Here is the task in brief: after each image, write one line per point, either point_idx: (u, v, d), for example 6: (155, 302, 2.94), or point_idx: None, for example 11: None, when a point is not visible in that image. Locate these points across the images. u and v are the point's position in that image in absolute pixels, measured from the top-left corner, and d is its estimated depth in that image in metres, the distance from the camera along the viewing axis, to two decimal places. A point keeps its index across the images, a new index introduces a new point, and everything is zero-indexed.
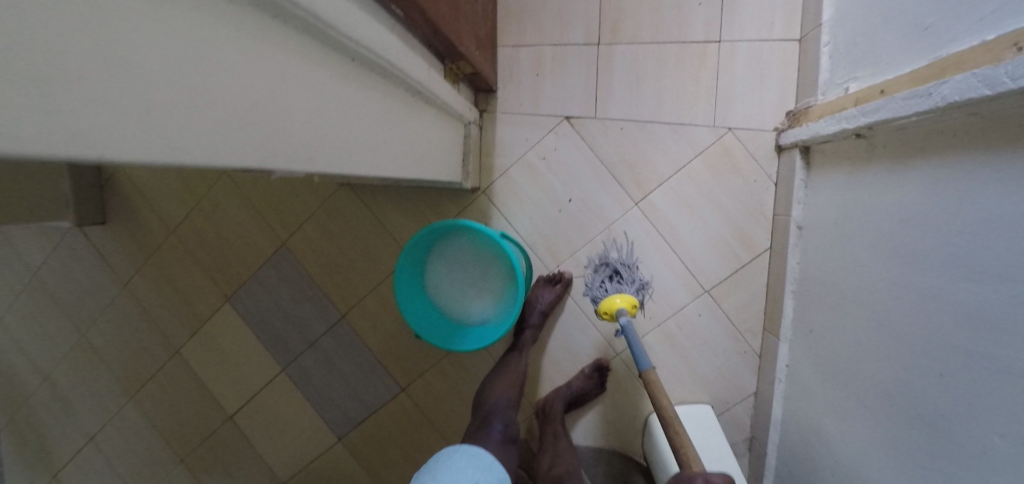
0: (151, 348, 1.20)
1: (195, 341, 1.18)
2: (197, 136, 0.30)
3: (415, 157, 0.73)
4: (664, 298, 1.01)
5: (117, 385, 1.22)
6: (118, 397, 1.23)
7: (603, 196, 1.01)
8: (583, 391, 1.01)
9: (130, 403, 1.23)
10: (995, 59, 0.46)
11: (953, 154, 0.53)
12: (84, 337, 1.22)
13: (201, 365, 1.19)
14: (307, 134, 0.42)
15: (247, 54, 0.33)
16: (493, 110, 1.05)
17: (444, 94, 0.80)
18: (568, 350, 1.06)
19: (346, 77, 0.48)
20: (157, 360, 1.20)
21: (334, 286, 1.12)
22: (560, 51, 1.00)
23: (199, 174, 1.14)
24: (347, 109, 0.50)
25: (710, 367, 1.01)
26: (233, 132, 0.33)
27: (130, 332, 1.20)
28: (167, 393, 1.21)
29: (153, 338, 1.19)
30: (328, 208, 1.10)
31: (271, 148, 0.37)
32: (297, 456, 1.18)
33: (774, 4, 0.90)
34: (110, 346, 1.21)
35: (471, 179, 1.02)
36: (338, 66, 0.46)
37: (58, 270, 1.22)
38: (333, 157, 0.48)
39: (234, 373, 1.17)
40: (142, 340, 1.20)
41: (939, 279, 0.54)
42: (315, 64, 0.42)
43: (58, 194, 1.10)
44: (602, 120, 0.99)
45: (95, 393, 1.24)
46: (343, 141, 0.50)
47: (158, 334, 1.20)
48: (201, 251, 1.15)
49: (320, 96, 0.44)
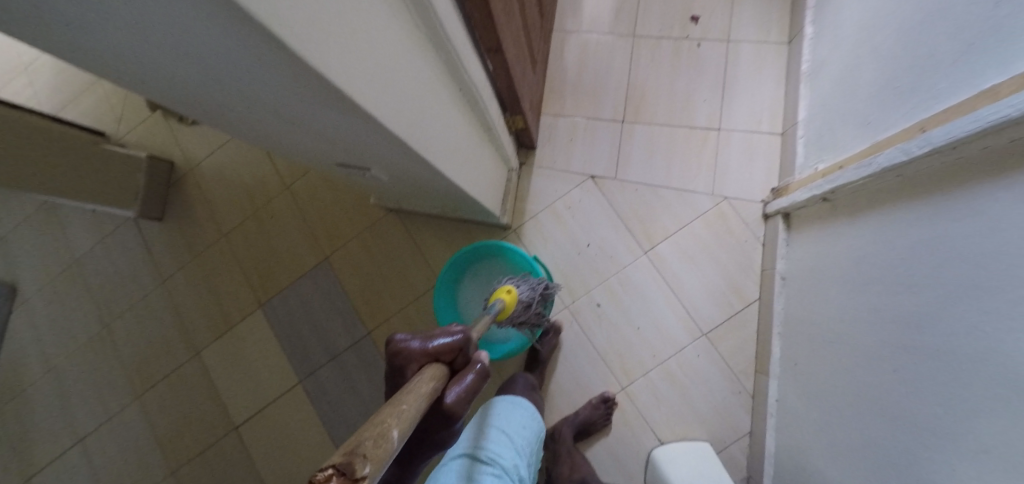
0: (175, 346, 1.26)
1: (218, 343, 1.24)
2: (367, 90, 0.41)
3: (473, 181, 0.88)
4: (666, 337, 1.12)
5: (129, 380, 1.26)
6: (127, 392, 1.26)
7: (617, 243, 1.16)
8: (591, 420, 1.08)
9: (136, 401, 1.26)
10: (910, 137, 0.65)
11: (891, 205, 0.69)
12: (107, 330, 1.29)
13: (218, 368, 1.24)
14: (412, 121, 0.55)
15: (395, 49, 0.46)
16: (531, 163, 1.23)
17: (502, 138, 0.99)
18: (578, 381, 1.14)
19: (437, 90, 0.62)
20: (176, 359, 1.25)
21: (365, 303, 1.20)
22: (591, 123, 1.22)
23: (262, 190, 1.28)
24: (436, 114, 0.63)
25: (707, 406, 1.09)
26: (382, 98, 0.45)
27: (157, 329, 1.27)
28: (177, 393, 1.24)
29: (178, 337, 1.26)
30: (374, 231, 1.22)
31: (394, 120, 0.49)
32: (293, 474, 1.17)
33: (763, 107, 1.15)
34: (131, 342, 1.27)
35: (507, 217, 1.17)
36: (435, 80, 0.60)
37: (102, 262, 1.31)
38: (423, 148, 0.60)
39: (250, 379, 1.22)
40: (168, 337, 1.26)
41: (889, 296, 0.67)
42: (423, 72, 0.56)
43: (132, 188, 1.23)
44: (621, 180, 1.18)
45: (104, 387, 1.27)
46: (430, 141, 0.63)
47: (184, 333, 1.26)
48: (246, 258, 1.26)
49: (420, 98, 0.57)
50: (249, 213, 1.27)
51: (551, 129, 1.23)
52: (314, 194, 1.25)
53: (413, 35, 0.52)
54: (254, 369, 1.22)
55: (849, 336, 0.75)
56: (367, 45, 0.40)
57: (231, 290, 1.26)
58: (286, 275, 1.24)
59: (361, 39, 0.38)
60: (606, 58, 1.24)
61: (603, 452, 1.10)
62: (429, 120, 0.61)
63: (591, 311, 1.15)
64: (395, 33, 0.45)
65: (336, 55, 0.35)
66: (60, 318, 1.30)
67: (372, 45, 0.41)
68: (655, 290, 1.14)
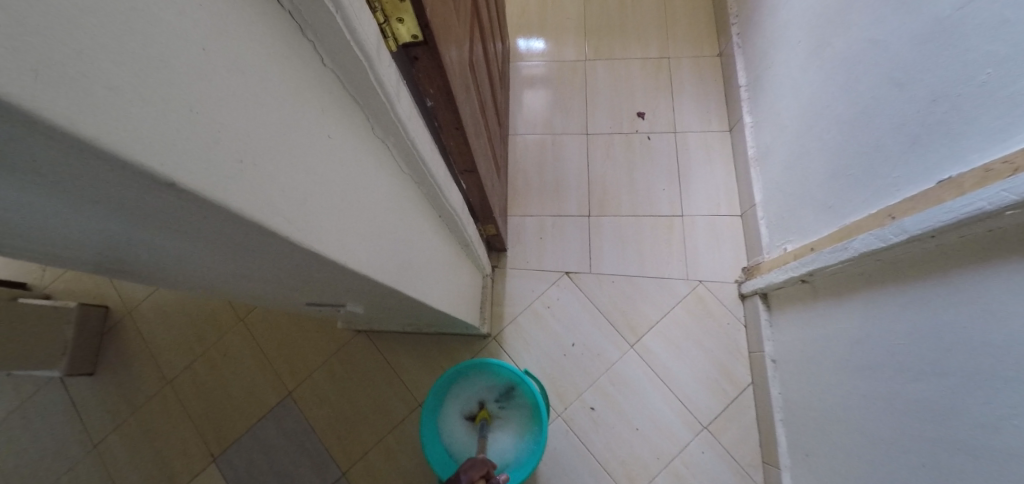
0: None
1: None
2: (327, 251, 0.36)
3: (449, 300, 0.82)
4: (667, 435, 1.05)
5: None
6: None
7: (602, 340, 1.12)
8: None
9: None
10: (881, 224, 0.65)
11: (874, 288, 0.69)
12: None
13: None
14: (384, 261, 0.49)
15: (359, 192, 0.42)
16: (504, 265, 1.20)
17: (476, 247, 0.97)
18: None
19: (407, 219, 0.58)
20: None
21: (336, 439, 1.08)
22: (559, 220, 1.22)
23: (214, 324, 1.18)
24: (408, 244, 0.58)
25: None
26: (345, 253, 0.39)
27: None
28: None
29: None
30: (342, 355, 1.14)
31: (363, 267, 0.44)
32: None
33: (719, 191, 1.20)
34: None
35: (485, 325, 1.12)
36: (404, 210, 0.56)
37: (18, 430, 1.12)
38: (400, 283, 0.55)
39: None
40: None
41: (894, 384, 0.64)
42: (391, 208, 0.51)
43: (61, 341, 1.09)
44: (596, 274, 1.17)
45: None
46: (407, 273, 0.57)
47: None
48: (197, 404, 1.12)
49: (392, 234, 0.52)
50: (200, 353, 1.16)
51: (520, 229, 1.23)
52: (274, 325, 1.16)
53: (383, 172, 0.49)
54: None
55: (860, 425, 0.71)
56: (325, 204, 0.36)
57: (177, 445, 1.10)
58: (243, 418, 1.10)
59: (316, 203, 0.34)
60: (564, 157, 1.29)
61: None
62: (400, 252, 0.56)
63: (585, 416, 1.07)
64: (358, 178, 0.41)
65: (293, 227, 0.30)
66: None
67: (332, 204, 0.37)
68: (648, 385, 1.08)
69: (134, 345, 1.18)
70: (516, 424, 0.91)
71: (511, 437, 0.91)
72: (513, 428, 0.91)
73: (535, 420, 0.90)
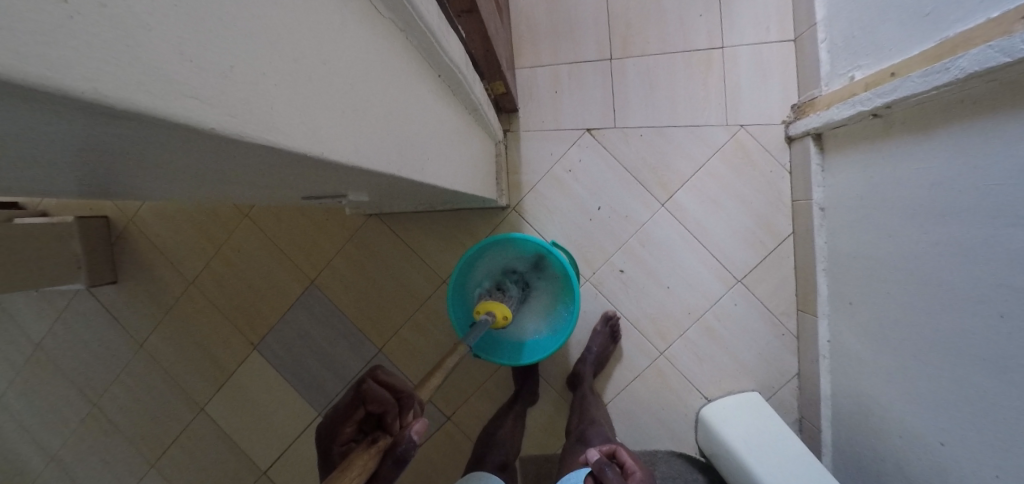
0: (172, 408, 1.13)
1: (220, 396, 1.12)
2: (308, 133, 0.27)
3: (461, 172, 0.73)
4: (699, 290, 1.03)
5: (134, 452, 1.15)
6: (136, 466, 1.15)
7: (630, 201, 1.04)
8: (603, 350, 1.01)
9: (151, 471, 1.15)
10: (1007, 32, 0.54)
11: (978, 118, 0.59)
12: (96, 406, 1.15)
13: (226, 420, 1.12)
14: (382, 141, 0.40)
15: (338, 53, 0.31)
16: (516, 128, 1.07)
17: (484, 104, 0.83)
18: (613, 355, 1.05)
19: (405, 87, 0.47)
20: (179, 420, 1.13)
21: (367, 320, 1.09)
22: (576, 67, 1.05)
23: (218, 221, 1.12)
24: (408, 116, 0.48)
25: (752, 354, 1.02)
26: (335, 133, 0.30)
27: (148, 395, 1.14)
28: (192, 454, 1.13)
29: (173, 398, 1.13)
30: (358, 240, 1.09)
31: (361, 155, 0.35)
32: None
33: (769, 11, 0.98)
34: (123, 412, 1.15)
35: (503, 197, 1.04)
36: (399, 72, 0.45)
37: (64, 337, 1.16)
38: (402, 166, 0.46)
39: (264, 424, 1.11)
40: (162, 402, 1.14)
41: (985, 230, 0.58)
42: (383, 69, 0.40)
43: (71, 255, 1.06)
44: (623, 128, 1.04)
45: (109, 464, 1.16)
46: (409, 154, 0.48)
47: (178, 393, 1.14)
48: (224, 299, 1.12)
49: (389, 106, 0.42)
50: (212, 253, 1.12)
51: (531, 85, 1.06)
52: (281, 218, 1.10)
53: (374, 25, 0.37)
54: (263, 416, 1.11)
55: (926, 272, 0.67)
56: (299, 70, 0.26)
57: (215, 339, 1.12)
58: (274, 308, 1.11)
59: (281, 67, 0.24)
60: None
61: (654, 420, 1.04)
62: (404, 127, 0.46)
63: (614, 279, 1.05)
64: (335, 30, 0.30)
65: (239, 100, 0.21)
66: (37, 401, 1.17)
67: (308, 67, 0.27)
68: (680, 244, 1.03)
69: (145, 251, 1.15)
70: (549, 296, 0.89)
71: (544, 308, 0.89)
72: (545, 300, 0.89)
73: (567, 294, 0.86)
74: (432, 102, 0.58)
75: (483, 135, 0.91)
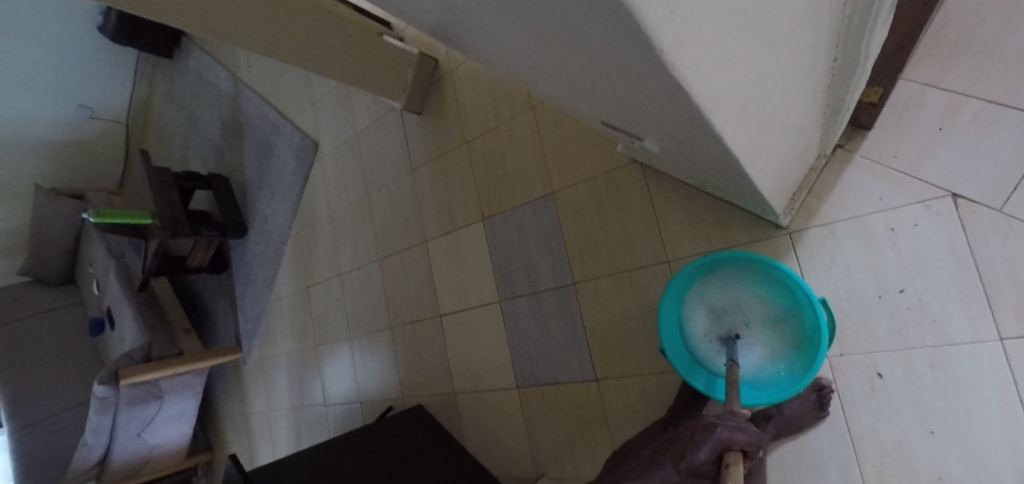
0: (411, 229, 1.46)
1: (443, 239, 1.37)
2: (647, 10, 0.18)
3: (768, 159, 0.57)
4: (975, 476, 0.67)
5: (378, 243, 1.55)
6: (375, 252, 1.56)
7: (956, 310, 0.70)
8: (799, 417, 0.79)
9: (378, 261, 1.55)
10: None
11: None
12: (368, 196, 1.58)
13: (438, 260, 1.39)
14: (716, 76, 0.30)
15: None
16: (851, 149, 0.80)
17: (847, 109, 0.66)
18: (801, 452, 0.83)
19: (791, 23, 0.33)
20: (411, 239, 1.46)
21: (579, 252, 1.10)
22: (998, 106, 0.69)
23: (512, 101, 1.21)
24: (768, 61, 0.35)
25: None
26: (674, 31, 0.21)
27: (401, 208, 1.48)
28: (406, 269, 1.47)
29: (415, 222, 1.45)
30: (611, 178, 1.05)
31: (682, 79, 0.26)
32: (477, 377, 1.28)
33: None
34: (383, 211, 1.53)
35: (787, 218, 0.82)
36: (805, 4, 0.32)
37: (373, 138, 1.55)
38: (720, 121, 0.35)
39: (460, 281, 1.33)
40: (408, 219, 1.46)
41: None
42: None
43: (400, 80, 1.33)
44: (1013, 216, 0.67)
45: (361, 241, 1.60)
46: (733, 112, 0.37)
47: (420, 219, 1.43)
48: (482, 168, 1.28)
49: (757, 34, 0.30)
50: (490, 126, 1.25)
51: (916, 100, 0.75)
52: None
53: None
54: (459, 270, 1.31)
55: None
56: None
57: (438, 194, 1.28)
58: (513, 198, 1.21)
59: None
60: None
61: None
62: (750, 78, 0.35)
63: (864, 385, 0.77)
64: None
65: None
66: (346, 175, 1.64)
67: None
68: (989, 403, 0.67)
69: (446, 99, 1.36)
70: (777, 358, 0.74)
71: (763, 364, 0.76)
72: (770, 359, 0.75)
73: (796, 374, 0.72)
74: (804, 76, 0.42)
75: (815, 143, 0.74)
